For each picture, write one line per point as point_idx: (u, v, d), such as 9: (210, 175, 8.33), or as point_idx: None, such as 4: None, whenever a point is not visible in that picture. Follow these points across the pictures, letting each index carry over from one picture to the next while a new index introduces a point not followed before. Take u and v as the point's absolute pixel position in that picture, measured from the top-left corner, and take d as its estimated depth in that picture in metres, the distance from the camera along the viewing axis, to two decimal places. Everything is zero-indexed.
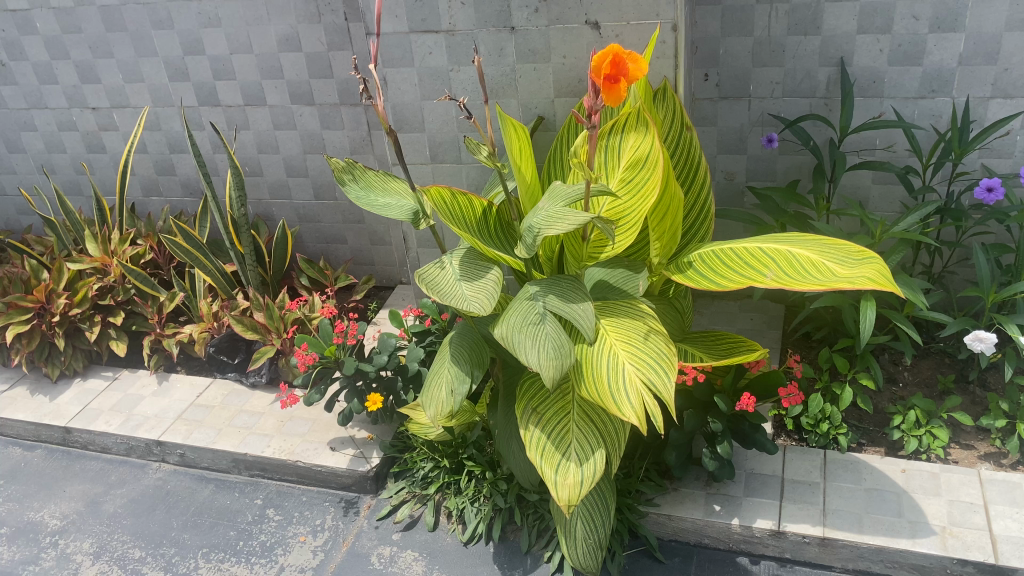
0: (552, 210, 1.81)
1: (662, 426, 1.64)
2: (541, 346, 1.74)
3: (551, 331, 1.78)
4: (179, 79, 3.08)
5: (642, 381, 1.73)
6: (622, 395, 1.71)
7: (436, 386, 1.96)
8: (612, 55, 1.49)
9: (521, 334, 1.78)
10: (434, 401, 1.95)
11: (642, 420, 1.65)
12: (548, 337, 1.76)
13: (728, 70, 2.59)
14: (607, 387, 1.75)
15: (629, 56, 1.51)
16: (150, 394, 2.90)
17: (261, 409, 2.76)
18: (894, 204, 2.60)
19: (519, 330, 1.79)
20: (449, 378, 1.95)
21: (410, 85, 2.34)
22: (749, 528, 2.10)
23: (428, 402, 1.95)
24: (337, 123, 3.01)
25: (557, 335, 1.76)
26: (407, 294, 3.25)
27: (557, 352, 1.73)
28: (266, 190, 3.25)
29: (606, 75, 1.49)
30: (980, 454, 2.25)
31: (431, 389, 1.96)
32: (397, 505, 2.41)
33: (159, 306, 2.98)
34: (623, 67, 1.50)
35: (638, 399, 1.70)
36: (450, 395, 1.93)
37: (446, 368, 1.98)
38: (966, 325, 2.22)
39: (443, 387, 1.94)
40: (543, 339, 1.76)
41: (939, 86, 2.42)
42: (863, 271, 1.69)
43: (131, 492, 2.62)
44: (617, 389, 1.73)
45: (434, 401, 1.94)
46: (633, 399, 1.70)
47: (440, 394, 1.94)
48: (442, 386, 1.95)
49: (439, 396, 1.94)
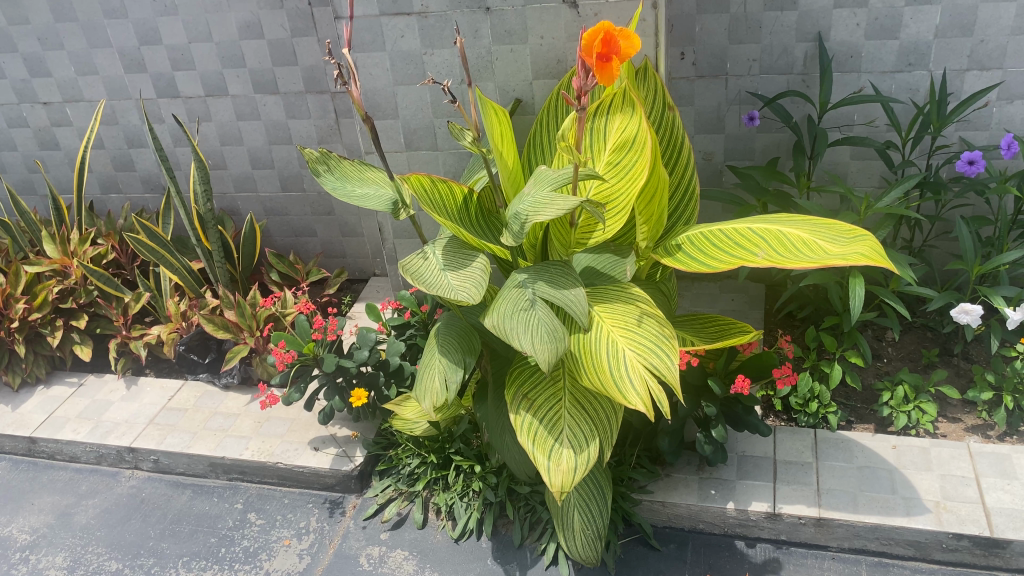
0: (538, 196, 1.76)
1: (669, 412, 1.60)
2: (533, 331, 1.69)
3: (544, 316, 1.72)
4: (136, 71, 2.96)
5: (644, 365, 1.69)
6: (626, 381, 1.67)
7: (427, 377, 1.89)
8: (603, 33, 1.44)
9: (513, 320, 1.72)
10: (428, 391, 1.87)
11: (649, 407, 1.60)
12: (541, 322, 1.71)
13: (704, 48, 2.54)
14: (609, 375, 1.70)
15: (620, 34, 1.46)
16: (119, 399, 2.80)
17: (236, 410, 2.67)
18: (874, 178, 2.59)
19: (512, 317, 1.73)
20: (441, 369, 1.89)
21: (382, 70, 2.26)
22: (745, 511, 2.08)
23: (421, 394, 1.88)
24: (304, 112, 2.92)
25: (550, 320, 1.71)
26: (381, 286, 3.17)
27: (551, 337, 1.68)
28: (230, 183, 3.15)
29: (597, 55, 1.44)
30: (968, 427, 2.25)
31: (424, 381, 1.89)
32: (384, 504, 2.35)
33: (124, 307, 2.87)
34: (615, 45, 1.45)
35: (642, 385, 1.65)
36: (443, 385, 1.86)
37: (437, 358, 1.91)
38: (951, 299, 2.21)
39: (436, 377, 1.88)
40: (535, 324, 1.71)
41: (916, 59, 2.41)
42: (856, 248, 1.66)
43: (104, 502, 2.52)
44: (620, 376, 1.69)
45: (429, 393, 1.87)
46: (637, 385, 1.66)
47: (434, 385, 1.87)
48: (433, 376, 1.88)
49: (431, 386, 1.87)
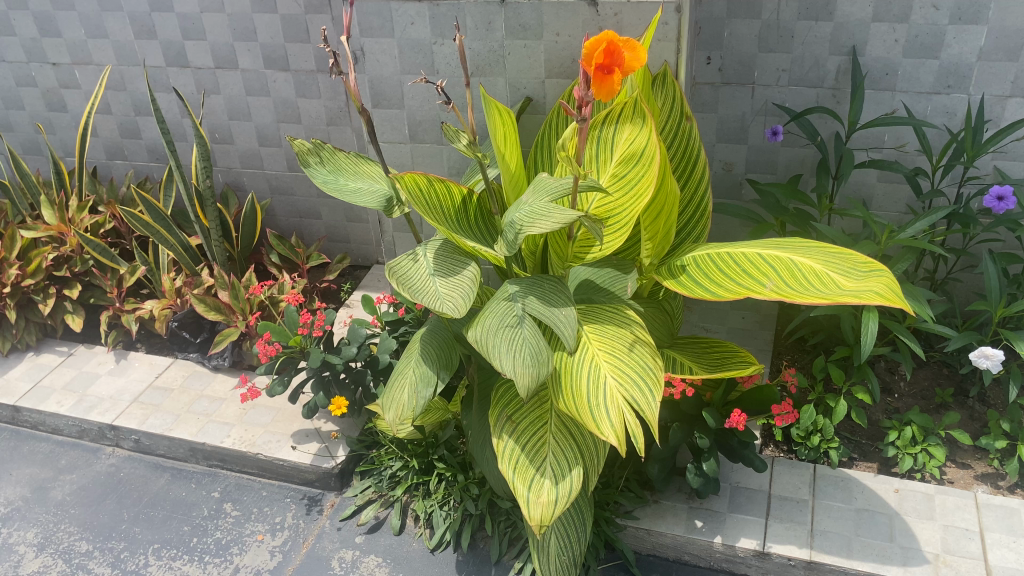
0: (535, 206, 1.66)
1: (642, 450, 1.53)
2: (518, 351, 1.60)
3: (529, 334, 1.63)
4: (146, 37, 2.88)
5: (624, 398, 1.60)
6: (600, 411, 1.59)
7: (398, 387, 1.84)
8: (607, 42, 1.34)
9: (497, 336, 1.64)
10: (394, 402, 1.83)
11: (621, 441, 1.52)
12: (526, 341, 1.62)
13: (731, 54, 2.42)
14: (585, 402, 1.61)
15: (625, 44, 1.36)
16: (106, 373, 2.75)
17: (222, 394, 2.61)
18: (900, 204, 2.46)
19: (496, 334, 1.64)
20: (413, 381, 1.82)
21: (389, 57, 2.16)
22: (732, 547, 1.98)
23: (388, 404, 1.83)
24: (314, 91, 2.83)
25: (535, 340, 1.62)
26: (382, 275, 3.08)
27: (535, 360, 1.59)
28: (236, 158, 3.07)
29: (597, 65, 1.34)
30: (977, 474, 2.14)
31: (394, 390, 1.84)
32: (363, 506, 2.28)
33: (119, 279, 2.81)
34: (617, 56, 1.35)
35: (618, 417, 1.57)
36: (412, 398, 1.79)
37: (414, 367, 1.84)
38: (971, 340, 2.09)
39: (406, 389, 1.81)
40: (519, 343, 1.62)
41: (956, 82, 2.27)
42: (870, 285, 1.56)
43: (81, 479, 2.47)
44: (596, 405, 1.60)
45: (395, 403, 1.82)
46: (612, 417, 1.57)
47: (402, 397, 1.82)
48: (403, 387, 1.82)
49: (399, 397, 1.82)
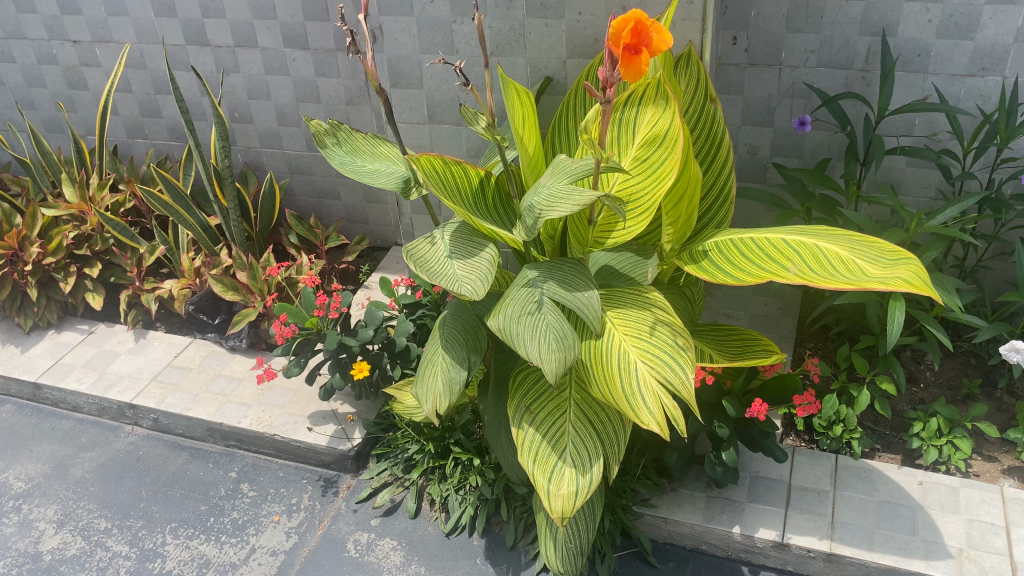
0: (555, 188, 1.61)
1: (686, 432, 1.50)
2: (541, 338, 1.58)
3: (553, 320, 1.61)
4: (166, 15, 2.86)
5: (658, 381, 1.57)
6: (638, 398, 1.56)
7: (430, 376, 1.81)
8: (635, 22, 1.29)
9: (519, 325, 1.61)
10: (430, 394, 1.79)
11: (665, 427, 1.50)
12: (549, 327, 1.60)
13: (758, 34, 2.36)
14: (618, 389, 1.59)
15: (653, 25, 1.31)
16: (126, 351, 2.76)
17: (240, 374, 2.61)
18: (929, 190, 2.40)
19: (519, 322, 1.62)
20: (444, 367, 1.80)
21: (408, 36, 2.13)
22: (751, 538, 1.96)
23: (423, 396, 1.80)
24: (333, 70, 2.80)
25: (559, 325, 1.60)
26: (400, 257, 3.06)
27: (560, 345, 1.57)
28: (256, 138, 3.05)
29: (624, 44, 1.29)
30: (1004, 468, 2.09)
31: (425, 379, 1.81)
32: (378, 488, 2.27)
33: (139, 258, 2.82)
34: (645, 36, 1.31)
35: (655, 403, 1.54)
36: (447, 385, 1.78)
37: (440, 356, 1.82)
38: (1001, 330, 2.03)
39: (439, 377, 1.79)
40: (543, 330, 1.59)
41: (991, 64, 2.20)
42: (898, 271, 1.52)
43: (100, 457, 2.49)
44: (631, 392, 1.57)
45: (431, 395, 1.79)
46: (650, 403, 1.54)
47: (437, 386, 1.79)
48: (436, 375, 1.80)
49: (435, 387, 1.79)
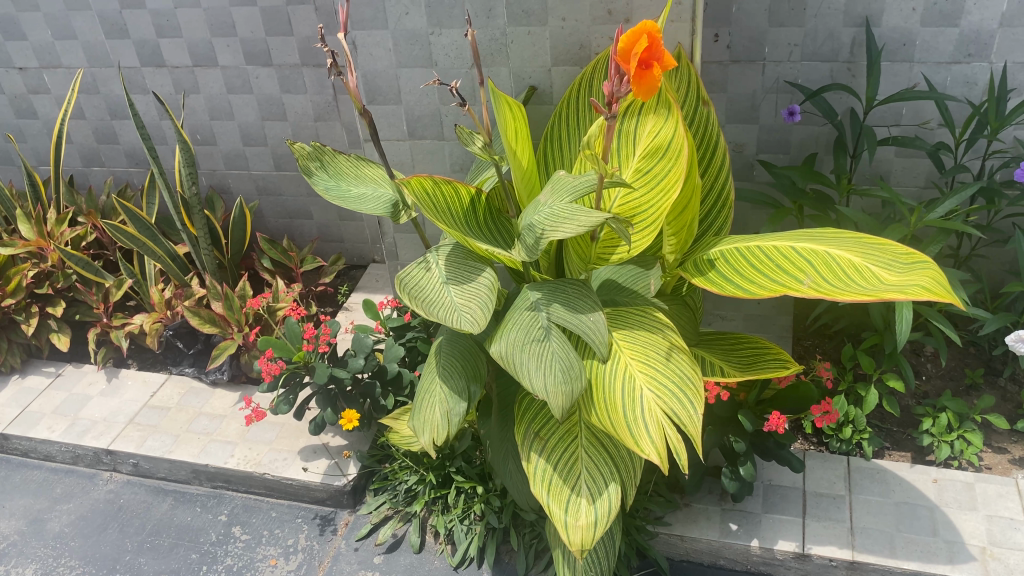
0: (557, 207, 1.53)
1: (686, 467, 1.43)
2: (547, 368, 1.50)
3: (558, 348, 1.53)
4: (118, 37, 2.72)
5: (664, 412, 1.50)
6: (640, 426, 1.48)
7: (428, 406, 1.71)
8: (647, 35, 1.22)
9: (524, 354, 1.53)
10: (427, 425, 1.69)
11: (665, 460, 1.42)
12: (554, 355, 1.51)
13: (740, 30, 2.30)
14: (622, 417, 1.51)
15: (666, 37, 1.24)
16: (98, 394, 2.62)
17: (222, 411, 2.49)
18: (919, 178, 2.36)
19: (522, 350, 1.54)
20: (443, 397, 1.70)
21: (384, 50, 2.03)
22: (770, 551, 1.90)
23: (421, 426, 1.70)
24: (299, 86, 2.68)
25: (564, 353, 1.52)
26: (379, 275, 2.97)
27: (566, 375, 1.49)
28: (221, 160, 2.93)
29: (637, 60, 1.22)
30: (1014, 459, 2.07)
31: (423, 410, 1.71)
32: (379, 523, 2.18)
33: (105, 293, 2.68)
34: (658, 49, 1.24)
35: (659, 432, 1.47)
36: (445, 416, 1.68)
37: (439, 383, 1.72)
38: (1007, 321, 2.00)
39: (437, 408, 1.69)
40: (549, 359, 1.51)
41: (977, 50, 2.17)
42: (915, 278, 1.42)
43: (79, 508, 2.35)
44: (634, 420, 1.50)
45: (429, 425, 1.69)
46: (653, 433, 1.47)
47: (435, 417, 1.69)
48: (435, 407, 1.69)
49: (432, 418, 1.69)
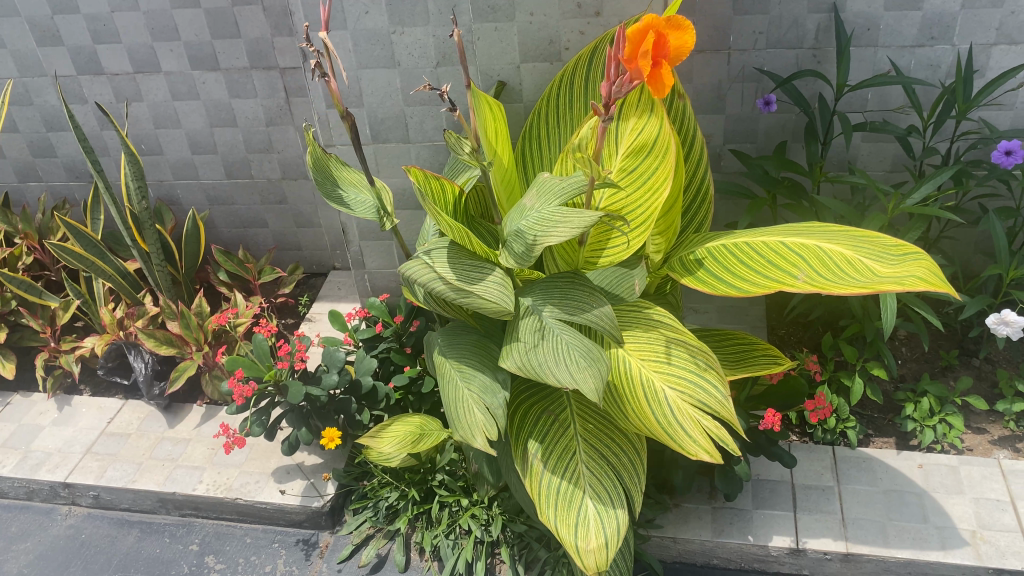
0: (545, 210, 1.47)
1: (736, 453, 1.42)
2: (569, 358, 1.44)
3: (573, 338, 1.47)
4: (50, 44, 2.56)
5: (693, 405, 1.47)
6: (676, 428, 1.45)
7: (466, 407, 1.59)
8: (652, 34, 1.18)
9: (540, 354, 1.46)
10: (474, 428, 1.56)
11: (714, 454, 1.40)
12: (572, 345, 1.46)
13: (705, 19, 2.26)
14: (654, 420, 1.48)
15: (669, 29, 1.19)
16: (50, 424, 2.47)
17: (186, 435, 2.38)
18: (885, 162, 2.36)
19: (537, 351, 1.47)
20: (479, 394, 1.60)
21: (343, 51, 1.94)
22: (765, 548, 1.88)
23: (469, 430, 1.56)
24: (248, 90, 2.57)
25: (581, 342, 1.46)
26: (341, 282, 2.88)
27: (590, 359, 1.43)
28: (168, 170, 2.79)
29: (646, 59, 1.18)
30: (994, 439, 2.08)
31: (459, 412, 1.59)
32: (361, 544, 2.09)
33: (51, 316, 2.55)
34: (665, 47, 1.19)
35: (697, 428, 1.44)
36: (490, 412, 1.58)
37: (465, 386, 1.63)
38: (985, 303, 2.01)
39: (477, 405, 1.58)
40: (567, 350, 1.45)
41: (940, 33, 2.17)
42: (909, 269, 1.40)
43: (38, 547, 2.22)
44: (668, 422, 1.46)
45: (477, 424, 1.56)
46: (691, 430, 1.44)
47: (477, 414, 1.57)
48: (474, 406, 1.58)
49: (478, 418, 1.56)
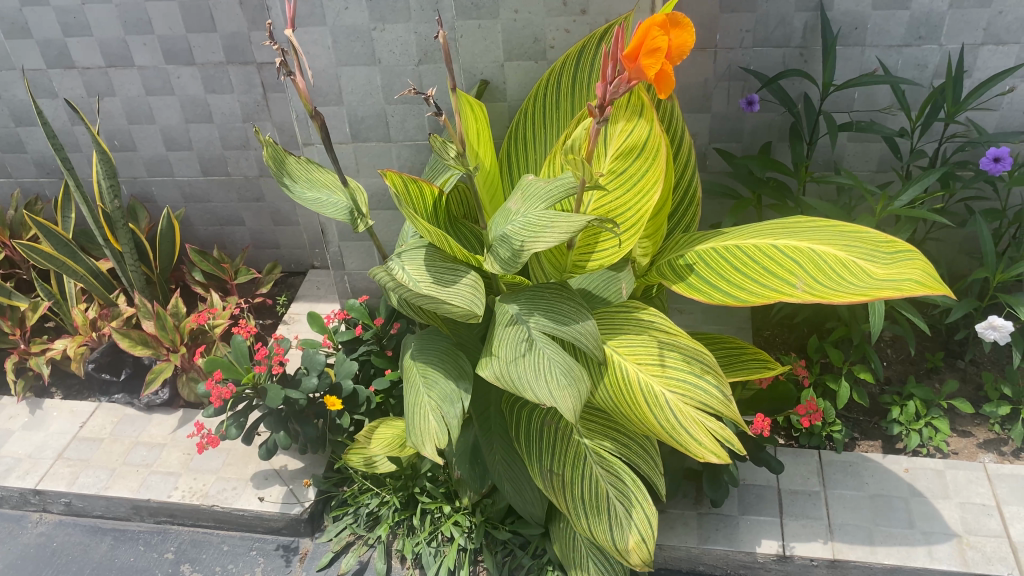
0: (533, 215, 1.42)
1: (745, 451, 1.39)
2: (546, 376, 1.40)
3: (554, 354, 1.44)
4: (18, 37, 2.48)
5: (695, 407, 1.44)
6: (681, 432, 1.41)
7: (419, 417, 1.57)
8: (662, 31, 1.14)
9: (519, 368, 1.43)
10: (425, 435, 1.54)
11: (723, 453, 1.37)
12: (551, 361, 1.42)
13: (691, 16, 2.22)
14: (656, 426, 1.44)
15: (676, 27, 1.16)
16: (20, 429, 2.41)
17: (161, 439, 2.33)
18: (871, 163, 2.35)
19: (517, 366, 1.43)
20: (434, 405, 1.58)
21: (323, 48, 1.89)
22: (752, 554, 1.86)
23: (418, 439, 1.54)
24: (224, 86, 2.51)
25: (562, 358, 1.43)
26: (320, 282, 2.83)
27: (569, 377, 1.40)
28: (142, 167, 2.72)
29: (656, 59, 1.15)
30: (980, 442, 2.07)
31: (414, 421, 1.57)
32: (341, 551, 2.05)
33: (20, 317, 2.48)
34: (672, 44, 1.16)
35: (703, 429, 1.41)
36: (442, 422, 1.55)
37: (425, 393, 1.60)
38: (972, 306, 2.00)
39: (430, 416, 1.56)
40: (546, 367, 1.42)
41: (927, 32, 2.15)
42: (906, 271, 1.37)
43: (7, 555, 2.15)
44: (670, 425, 1.43)
45: (426, 434, 1.54)
46: (696, 432, 1.40)
47: (430, 425, 1.55)
48: (427, 415, 1.56)
49: (427, 427, 1.55)
